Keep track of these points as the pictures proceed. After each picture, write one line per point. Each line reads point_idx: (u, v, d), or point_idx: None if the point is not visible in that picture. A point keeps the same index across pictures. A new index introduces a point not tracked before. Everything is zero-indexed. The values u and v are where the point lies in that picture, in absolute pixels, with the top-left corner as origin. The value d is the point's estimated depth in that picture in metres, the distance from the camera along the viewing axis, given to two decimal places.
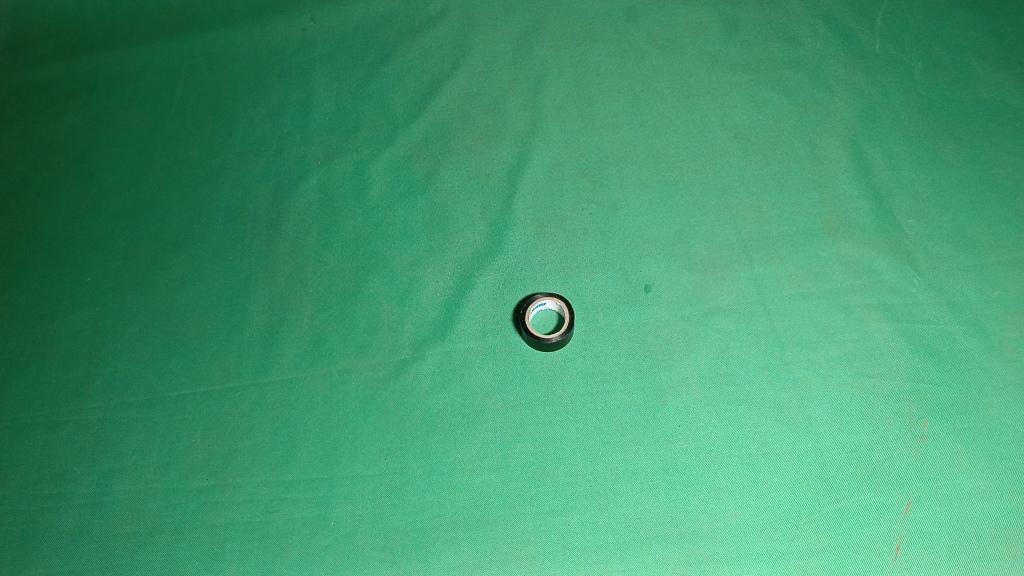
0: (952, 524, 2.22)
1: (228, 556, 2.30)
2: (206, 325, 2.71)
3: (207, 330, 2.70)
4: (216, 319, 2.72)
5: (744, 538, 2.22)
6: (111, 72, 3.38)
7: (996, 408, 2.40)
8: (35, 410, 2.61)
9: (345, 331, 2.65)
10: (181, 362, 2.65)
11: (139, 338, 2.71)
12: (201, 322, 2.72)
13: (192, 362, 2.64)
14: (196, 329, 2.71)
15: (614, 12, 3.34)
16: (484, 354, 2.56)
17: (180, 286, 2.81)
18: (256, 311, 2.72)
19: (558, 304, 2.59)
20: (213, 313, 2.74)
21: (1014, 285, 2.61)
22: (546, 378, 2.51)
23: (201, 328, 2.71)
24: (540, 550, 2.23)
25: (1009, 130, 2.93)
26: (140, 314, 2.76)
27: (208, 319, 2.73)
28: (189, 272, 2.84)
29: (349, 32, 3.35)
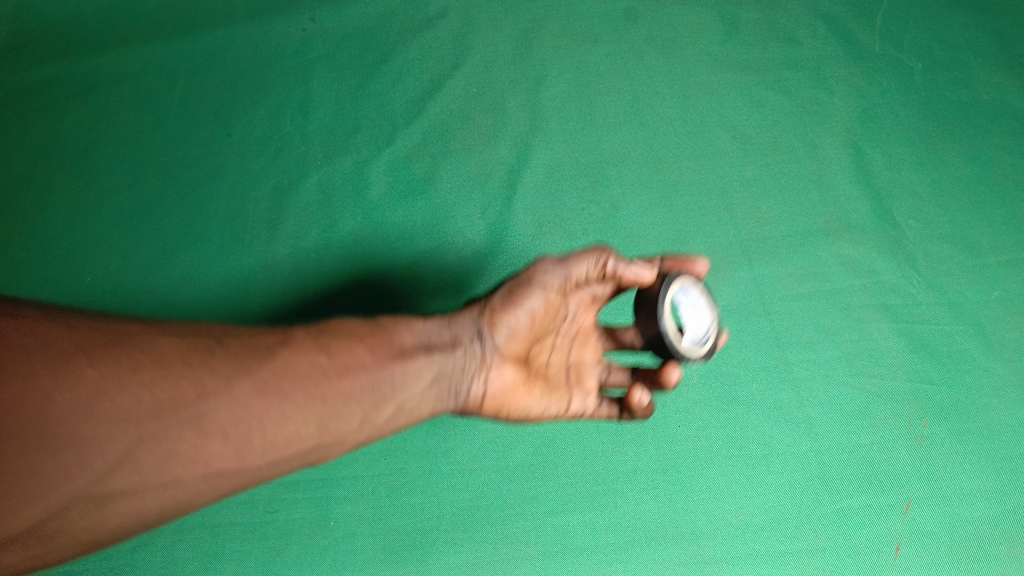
0: (951, 523, 2.30)
1: (227, 557, 2.31)
2: (489, 326, 2.22)
3: (476, 338, 2.22)
4: (624, 270, 2.22)
5: (744, 538, 2.28)
6: (108, 73, 3.33)
7: (996, 408, 2.45)
8: (57, 558, 1.77)
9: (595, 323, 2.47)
10: (467, 416, 2.32)
11: (387, 403, 2.08)
12: (509, 328, 2.22)
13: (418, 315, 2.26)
14: (543, 281, 2.19)
15: (614, 11, 3.29)
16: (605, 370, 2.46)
17: (188, 287, 2.82)
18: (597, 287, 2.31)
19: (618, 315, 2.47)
20: (546, 274, 2.21)
21: (1014, 286, 2.64)
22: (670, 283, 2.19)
23: (492, 330, 2.23)
24: (540, 551, 2.27)
25: (1008, 130, 2.94)
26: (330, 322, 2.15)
27: (533, 304, 2.21)
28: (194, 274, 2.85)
29: (346, 31, 3.32)
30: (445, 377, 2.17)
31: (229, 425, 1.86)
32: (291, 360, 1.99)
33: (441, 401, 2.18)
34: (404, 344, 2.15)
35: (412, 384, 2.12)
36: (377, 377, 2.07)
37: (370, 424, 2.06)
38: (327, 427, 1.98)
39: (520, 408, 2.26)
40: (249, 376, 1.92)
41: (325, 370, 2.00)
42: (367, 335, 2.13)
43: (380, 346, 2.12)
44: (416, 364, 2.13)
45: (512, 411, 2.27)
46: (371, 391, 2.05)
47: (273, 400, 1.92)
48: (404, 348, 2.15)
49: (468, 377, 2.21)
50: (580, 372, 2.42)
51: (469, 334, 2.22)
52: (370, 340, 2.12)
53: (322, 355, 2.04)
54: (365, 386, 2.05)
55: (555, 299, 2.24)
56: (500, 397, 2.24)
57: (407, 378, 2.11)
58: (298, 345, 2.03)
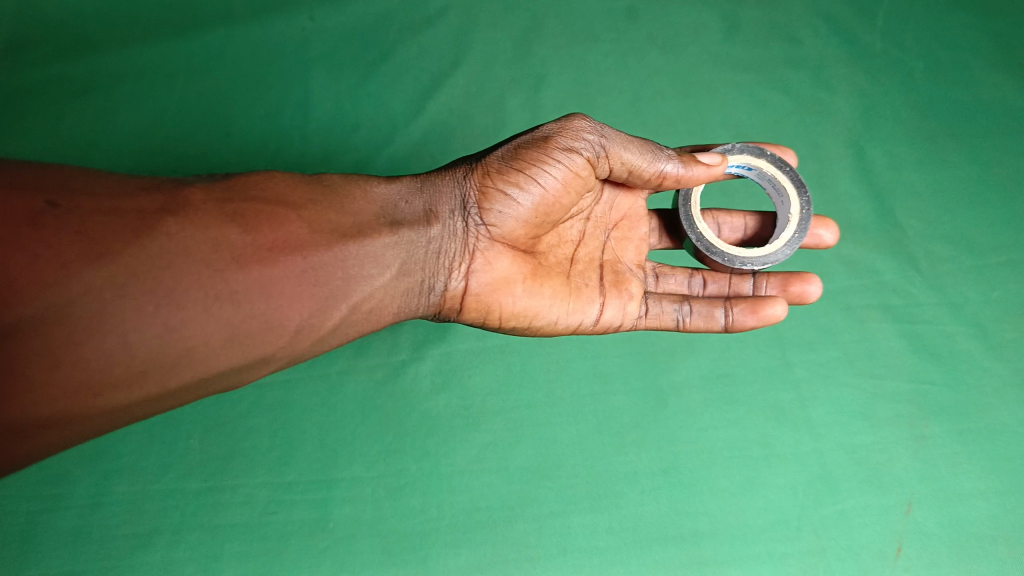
0: (951, 524, 2.30)
1: (228, 557, 2.30)
2: (480, 204, 2.12)
3: (459, 214, 2.14)
4: (690, 172, 2.14)
5: (744, 539, 2.27)
6: (106, 70, 3.28)
7: (996, 408, 2.45)
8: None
9: (633, 217, 2.44)
10: (452, 317, 2.23)
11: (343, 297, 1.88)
12: (510, 210, 2.12)
13: (387, 178, 2.14)
14: (564, 150, 2.06)
15: (614, 9, 3.26)
16: (651, 277, 2.43)
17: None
18: (634, 180, 2.21)
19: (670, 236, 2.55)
20: (574, 134, 2.08)
21: (1014, 286, 2.63)
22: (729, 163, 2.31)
23: (484, 210, 2.13)
24: (540, 553, 2.26)
25: (1009, 130, 2.94)
26: (272, 182, 1.94)
27: (548, 175, 2.08)
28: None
29: (346, 29, 3.30)
30: (410, 258, 2.04)
31: (155, 318, 1.63)
32: (178, 236, 1.72)
33: (409, 297, 2.06)
34: (364, 220, 2.00)
35: (367, 270, 1.94)
36: (314, 260, 1.84)
37: (308, 331, 1.82)
38: (256, 334, 1.75)
39: (532, 306, 2.19)
40: (155, 262, 1.68)
41: (240, 255, 1.76)
42: (305, 206, 1.93)
43: (325, 222, 1.92)
44: (380, 242, 1.97)
45: (516, 315, 2.19)
46: (308, 282, 1.82)
47: (189, 288, 1.68)
48: (365, 224, 1.99)
49: (447, 267, 2.12)
50: (615, 268, 2.37)
51: (448, 208, 2.13)
52: (307, 213, 1.91)
53: (235, 230, 1.78)
54: (286, 287, 1.79)
55: (579, 179, 2.14)
56: (507, 288, 2.17)
57: (359, 262, 1.92)
58: (196, 221, 1.76)
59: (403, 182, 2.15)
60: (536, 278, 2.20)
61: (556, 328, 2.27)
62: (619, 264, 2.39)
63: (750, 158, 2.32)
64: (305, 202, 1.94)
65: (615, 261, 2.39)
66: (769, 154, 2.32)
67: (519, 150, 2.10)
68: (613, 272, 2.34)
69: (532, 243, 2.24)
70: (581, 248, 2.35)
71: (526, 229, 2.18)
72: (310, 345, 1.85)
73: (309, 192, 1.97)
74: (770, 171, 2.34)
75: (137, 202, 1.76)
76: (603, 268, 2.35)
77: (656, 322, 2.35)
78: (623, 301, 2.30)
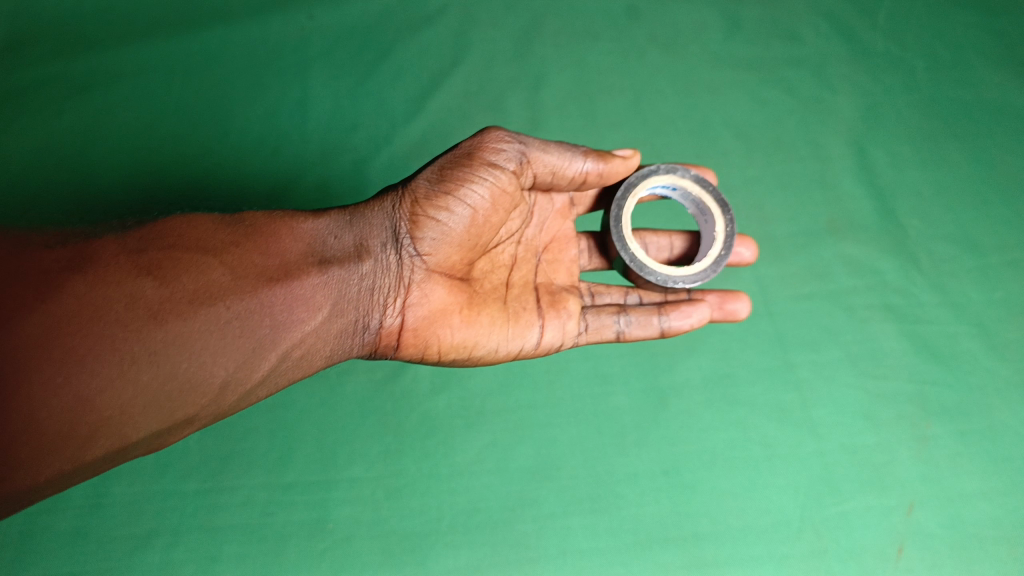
0: (953, 525, 2.29)
1: (226, 558, 2.28)
2: (409, 232, 2.07)
3: (391, 245, 2.08)
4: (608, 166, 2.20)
5: (745, 541, 2.26)
6: (105, 69, 3.27)
7: (998, 409, 2.44)
8: None
9: (561, 239, 2.44)
10: (389, 354, 2.15)
11: (270, 345, 1.78)
12: (439, 235, 2.08)
13: (313, 214, 2.05)
14: (490, 166, 2.06)
15: (615, 8, 3.25)
16: (587, 295, 2.38)
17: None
18: (556, 181, 2.25)
19: (601, 255, 2.53)
20: (497, 149, 2.08)
21: (1016, 286, 2.62)
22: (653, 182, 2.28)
23: (416, 238, 2.08)
24: (540, 555, 2.25)
25: (1010, 129, 2.93)
26: (187, 227, 1.81)
27: (474, 194, 2.07)
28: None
29: (346, 29, 3.29)
30: (342, 296, 1.96)
31: (58, 389, 1.47)
32: (86, 295, 1.56)
33: (342, 337, 1.98)
34: (293, 259, 1.90)
35: (297, 314, 1.84)
36: (239, 309, 1.73)
37: (235, 385, 1.71)
38: (176, 394, 1.62)
39: (470, 336, 2.14)
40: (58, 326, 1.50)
41: (155, 311, 1.62)
42: (225, 250, 1.81)
43: (249, 265, 1.81)
44: (310, 281, 1.88)
45: (457, 346, 2.14)
46: (232, 334, 1.71)
47: (98, 351, 1.52)
48: (294, 264, 1.89)
49: (381, 303, 2.04)
50: (550, 289, 2.33)
51: (378, 241, 2.07)
52: (229, 258, 1.79)
53: (147, 283, 1.64)
54: (207, 343, 1.67)
55: (505, 198, 2.14)
56: (445, 319, 2.11)
57: (288, 306, 1.83)
58: (105, 278, 1.60)
59: (332, 217, 2.06)
60: (471, 307, 2.16)
61: (498, 357, 2.22)
62: (553, 286, 2.35)
63: (674, 177, 2.28)
64: (227, 245, 1.82)
65: (548, 283, 2.35)
66: (692, 172, 2.29)
67: (446, 172, 2.06)
68: (549, 295, 2.30)
69: (465, 270, 2.20)
70: (515, 272, 2.32)
71: (458, 255, 2.14)
72: (234, 400, 1.73)
73: (230, 234, 1.86)
74: (693, 190, 2.31)
75: (35, 255, 1.58)
76: (539, 291, 2.30)
77: (597, 336, 2.29)
78: (562, 322, 2.24)
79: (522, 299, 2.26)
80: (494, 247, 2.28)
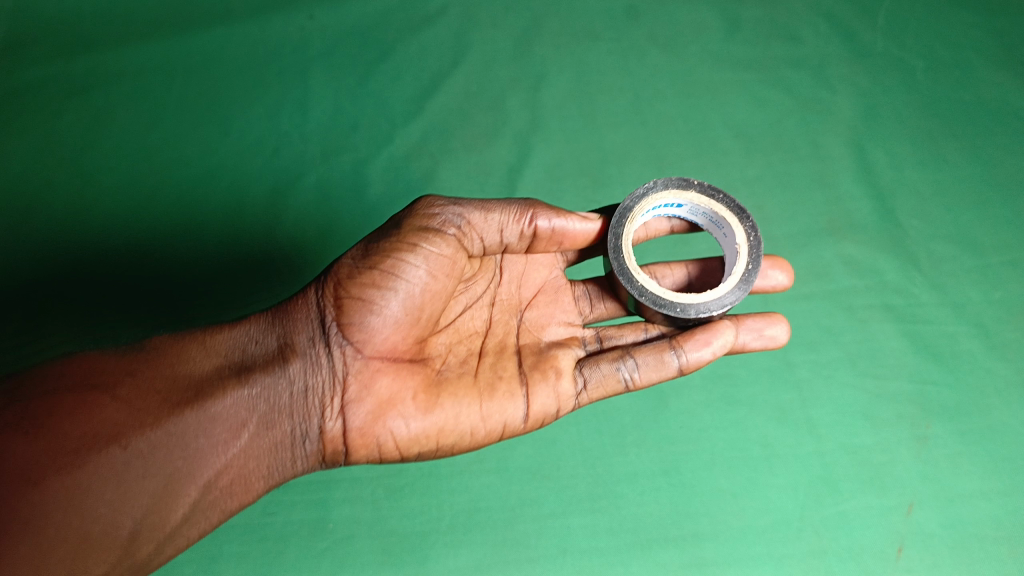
0: (952, 525, 2.29)
1: (225, 558, 2.27)
2: (342, 322, 1.83)
3: (320, 339, 1.86)
4: (563, 227, 1.99)
5: (745, 540, 2.26)
6: (106, 70, 3.27)
7: (998, 409, 2.44)
8: None
9: (550, 289, 2.26)
10: (340, 461, 1.91)
11: (184, 477, 1.62)
12: (382, 321, 1.83)
13: (231, 322, 1.89)
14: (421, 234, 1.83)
15: (614, 8, 3.26)
16: (592, 342, 2.18)
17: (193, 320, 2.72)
18: (509, 245, 2.06)
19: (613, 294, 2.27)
20: (429, 215, 1.87)
21: (1015, 286, 2.62)
22: (656, 202, 2.06)
23: (348, 326, 1.83)
24: (540, 554, 2.25)
25: (1010, 130, 2.93)
26: (79, 362, 1.68)
27: (414, 272, 1.82)
28: (199, 306, 2.75)
29: (346, 29, 3.29)
30: (269, 407, 1.78)
31: None
32: None
33: (277, 450, 1.79)
34: (203, 377, 1.74)
35: (215, 437, 1.69)
36: (140, 446, 1.58)
37: (146, 532, 1.56)
38: (79, 555, 1.48)
39: (432, 426, 1.87)
40: None
41: (32, 470, 1.46)
42: (127, 380, 1.66)
43: (150, 393, 1.66)
44: (225, 398, 1.72)
45: (416, 439, 1.87)
46: (137, 476, 1.56)
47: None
48: (205, 381, 1.73)
49: (318, 404, 1.83)
50: (535, 351, 2.11)
51: (306, 337, 1.86)
52: (127, 389, 1.64)
53: (22, 440, 1.48)
54: (102, 495, 1.52)
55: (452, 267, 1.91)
56: (395, 409, 1.85)
57: (203, 430, 1.67)
58: None
59: (252, 320, 1.89)
60: (432, 393, 1.89)
61: (469, 443, 1.93)
62: (539, 347, 2.13)
63: (679, 193, 2.07)
64: (122, 374, 1.67)
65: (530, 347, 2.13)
66: (698, 184, 2.07)
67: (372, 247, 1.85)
68: (533, 357, 2.08)
69: (418, 349, 1.95)
70: (489, 337, 2.13)
71: (405, 335, 1.88)
72: (151, 549, 1.59)
73: (127, 362, 1.71)
74: (703, 203, 2.09)
75: None
76: (521, 356, 2.08)
77: (598, 391, 2.05)
78: (547, 389, 1.98)
79: (496, 369, 2.02)
80: (456, 318, 2.09)
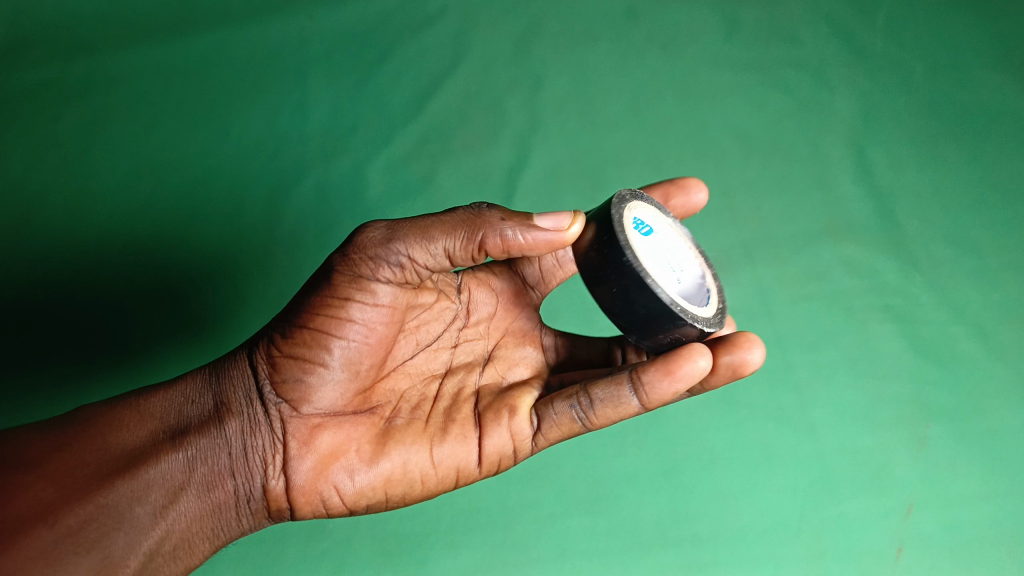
0: (951, 526, 2.29)
1: (224, 559, 2.26)
2: (274, 379, 1.65)
3: (257, 397, 1.67)
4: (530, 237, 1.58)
5: (744, 541, 2.26)
6: (106, 72, 3.28)
7: (997, 410, 2.44)
8: None
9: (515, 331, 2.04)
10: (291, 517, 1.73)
11: (118, 560, 1.49)
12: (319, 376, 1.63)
13: (170, 381, 1.73)
14: (361, 277, 1.58)
15: (614, 9, 3.26)
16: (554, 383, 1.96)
17: (182, 347, 2.71)
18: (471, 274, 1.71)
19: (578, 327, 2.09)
20: (370, 252, 1.56)
21: (1014, 287, 2.63)
22: (643, 211, 1.91)
23: (281, 383, 1.65)
24: (539, 556, 2.25)
25: (1009, 131, 2.93)
26: (4, 445, 1.56)
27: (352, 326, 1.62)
28: (189, 320, 2.76)
29: (345, 31, 3.30)
30: (206, 469, 1.63)
31: None
32: None
33: (220, 511, 1.64)
34: (136, 446, 1.60)
35: (149, 506, 1.55)
36: (68, 525, 1.46)
37: None
38: None
39: (381, 478, 1.68)
40: None
41: None
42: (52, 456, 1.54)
43: (79, 468, 1.53)
44: (159, 466, 1.58)
45: (364, 492, 1.68)
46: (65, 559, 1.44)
47: None
48: (137, 450, 1.59)
49: (258, 463, 1.65)
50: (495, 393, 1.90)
51: (242, 395, 1.68)
52: (52, 467, 1.52)
53: None
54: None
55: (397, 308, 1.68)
56: (337, 462, 1.66)
57: (135, 502, 1.54)
58: None
59: (189, 379, 1.73)
60: (382, 445, 1.70)
61: (422, 492, 1.73)
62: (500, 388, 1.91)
63: (659, 215, 1.97)
64: (52, 450, 1.55)
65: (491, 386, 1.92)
66: (672, 218, 2.02)
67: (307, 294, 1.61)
68: (491, 399, 1.84)
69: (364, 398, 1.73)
70: (448, 379, 1.90)
71: (349, 388, 1.67)
72: None
73: (55, 439, 1.58)
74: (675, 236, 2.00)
75: None
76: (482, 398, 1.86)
77: (558, 433, 1.75)
78: (500, 430, 1.75)
79: (449, 412, 1.81)
80: (411, 359, 1.86)
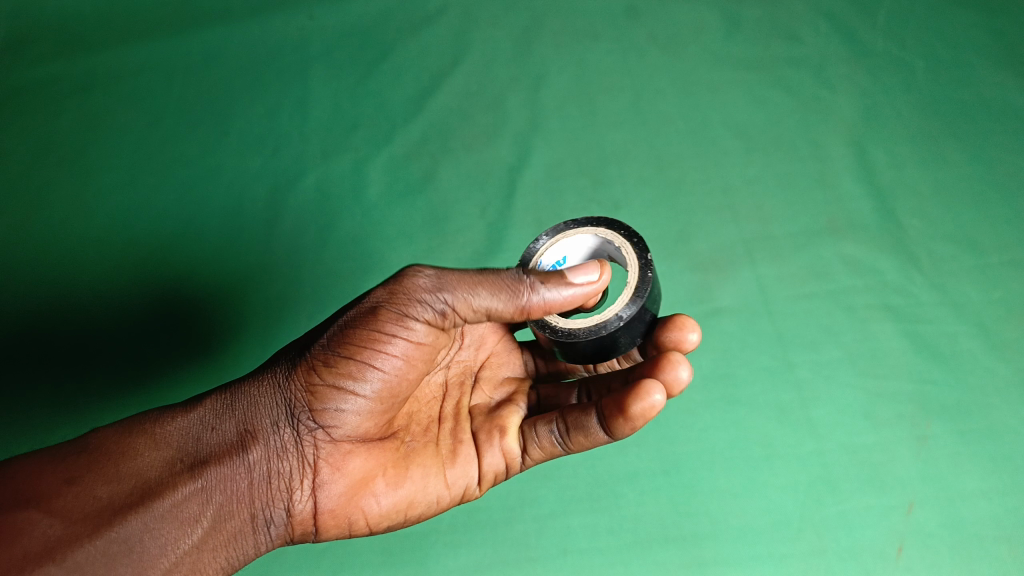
0: (953, 525, 2.28)
1: None
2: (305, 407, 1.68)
3: (284, 423, 1.69)
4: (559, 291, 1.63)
5: (745, 540, 2.26)
6: (108, 72, 3.30)
7: (999, 409, 2.42)
8: None
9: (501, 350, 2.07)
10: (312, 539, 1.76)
11: None
12: (350, 407, 1.67)
13: (185, 407, 1.72)
14: (398, 322, 1.61)
15: (615, 9, 3.27)
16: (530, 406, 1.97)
17: (178, 346, 2.68)
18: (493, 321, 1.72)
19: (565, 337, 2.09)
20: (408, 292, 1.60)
21: (1017, 285, 2.60)
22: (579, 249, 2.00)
23: (316, 411, 1.68)
24: (539, 554, 2.25)
25: (1011, 129, 2.92)
26: (14, 477, 1.56)
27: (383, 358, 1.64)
28: (186, 322, 2.72)
29: (346, 30, 3.30)
30: (226, 497, 1.63)
31: None
32: None
33: (236, 539, 1.65)
34: (152, 476, 1.59)
35: (166, 537, 1.56)
36: (78, 561, 1.47)
37: None
38: None
39: (402, 500, 1.74)
40: None
41: None
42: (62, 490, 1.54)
43: (90, 500, 1.54)
44: (177, 496, 1.58)
45: (387, 514, 1.74)
46: None
47: None
48: (154, 479, 1.59)
49: (283, 489, 1.67)
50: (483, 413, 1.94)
51: (267, 421, 1.69)
52: (63, 502, 1.53)
53: None
54: None
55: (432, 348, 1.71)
56: (367, 487, 1.71)
57: (152, 534, 1.54)
58: None
59: (206, 404, 1.71)
60: (401, 469, 1.75)
61: (435, 513, 1.81)
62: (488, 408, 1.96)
63: None
64: (62, 484, 1.55)
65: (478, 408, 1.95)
66: None
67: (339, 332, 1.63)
68: (485, 420, 1.91)
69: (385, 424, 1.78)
70: (446, 402, 1.94)
71: (375, 417, 1.72)
72: None
73: (71, 467, 1.59)
74: None
75: None
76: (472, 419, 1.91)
77: (545, 455, 1.83)
78: (494, 450, 1.83)
79: (455, 433, 1.88)
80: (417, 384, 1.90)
